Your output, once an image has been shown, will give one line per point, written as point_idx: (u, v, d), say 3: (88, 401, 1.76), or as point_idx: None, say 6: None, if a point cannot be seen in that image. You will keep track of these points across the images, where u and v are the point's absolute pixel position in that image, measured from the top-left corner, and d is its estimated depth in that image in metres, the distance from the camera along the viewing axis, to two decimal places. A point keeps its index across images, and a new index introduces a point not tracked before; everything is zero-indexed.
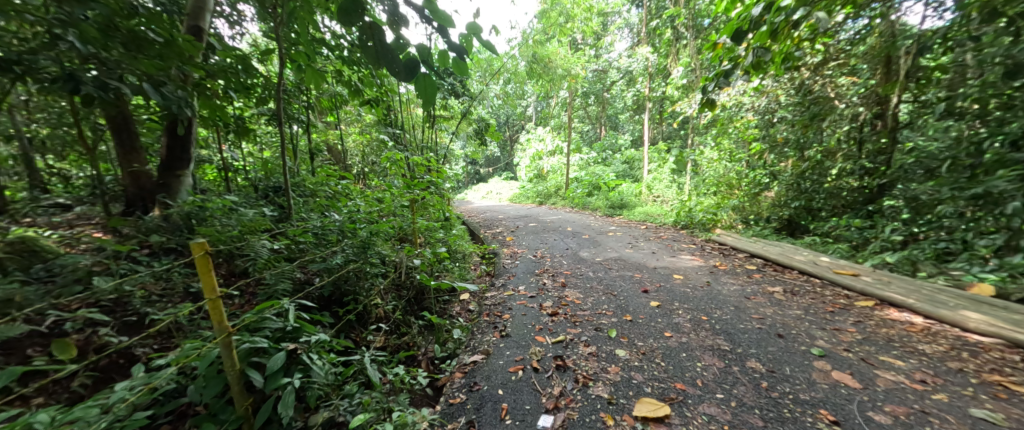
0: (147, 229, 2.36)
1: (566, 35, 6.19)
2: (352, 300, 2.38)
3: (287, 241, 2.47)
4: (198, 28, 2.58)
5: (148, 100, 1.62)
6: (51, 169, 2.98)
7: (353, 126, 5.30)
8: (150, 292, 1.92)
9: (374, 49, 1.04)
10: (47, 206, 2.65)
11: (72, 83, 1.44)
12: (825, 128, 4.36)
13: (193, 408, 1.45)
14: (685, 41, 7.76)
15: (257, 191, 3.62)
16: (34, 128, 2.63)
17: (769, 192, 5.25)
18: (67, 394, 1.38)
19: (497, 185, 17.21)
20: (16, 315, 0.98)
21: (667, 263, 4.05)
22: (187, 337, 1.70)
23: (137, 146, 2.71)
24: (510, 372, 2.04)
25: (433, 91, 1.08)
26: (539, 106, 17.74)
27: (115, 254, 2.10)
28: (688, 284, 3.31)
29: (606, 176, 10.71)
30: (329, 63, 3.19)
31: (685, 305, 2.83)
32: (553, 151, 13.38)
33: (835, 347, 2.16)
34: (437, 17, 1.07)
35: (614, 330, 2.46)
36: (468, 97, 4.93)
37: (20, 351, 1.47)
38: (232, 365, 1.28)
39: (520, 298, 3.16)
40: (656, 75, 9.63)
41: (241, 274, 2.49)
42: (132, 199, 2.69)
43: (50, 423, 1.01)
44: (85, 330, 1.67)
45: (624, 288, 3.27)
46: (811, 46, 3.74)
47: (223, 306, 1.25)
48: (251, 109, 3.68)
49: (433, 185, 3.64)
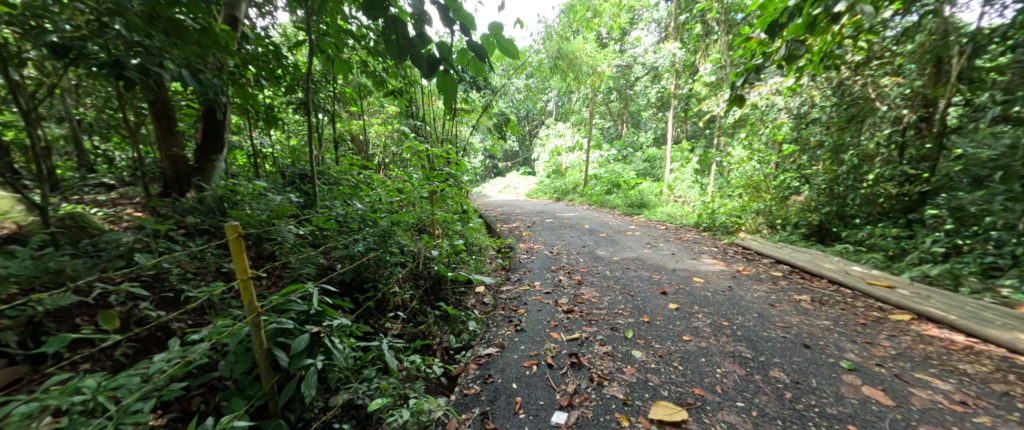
0: (182, 210, 2.49)
1: (592, 29, 6.14)
2: (372, 288, 2.45)
3: (312, 227, 2.55)
4: (234, 17, 2.69)
5: (187, 85, 1.69)
6: (97, 150, 3.17)
7: (377, 117, 5.41)
8: (185, 270, 2.02)
9: (397, 44, 1.02)
10: (92, 184, 2.81)
11: (117, 69, 1.51)
12: (864, 131, 4.14)
13: (223, 382, 1.54)
14: (715, 37, 7.54)
15: (285, 177, 3.75)
16: (83, 110, 2.79)
17: (798, 196, 5.04)
18: (111, 362, 1.49)
19: (515, 180, 17.22)
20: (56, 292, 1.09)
21: (688, 266, 3.95)
22: (218, 314, 1.78)
23: (175, 131, 2.83)
24: (525, 367, 2.05)
25: (451, 90, 1.11)
26: (560, 101, 17.61)
27: (155, 232, 2.23)
28: (708, 288, 3.23)
29: (626, 175, 10.58)
30: (355, 54, 3.26)
31: (706, 308, 2.77)
32: (573, 147, 13.25)
33: (866, 361, 2.07)
34: (459, 18, 1.00)
35: (630, 331, 2.42)
36: (490, 91, 4.94)
37: (70, 319, 1.60)
38: (259, 343, 1.33)
39: (535, 294, 3.16)
40: (683, 71, 9.39)
41: (268, 257, 2.60)
42: (169, 181, 2.84)
43: (95, 388, 1.09)
44: (127, 303, 1.78)
45: (641, 288, 3.22)
46: (853, 42, 3.54)
47: (253, 287, 1.30)
48: (280, 98, 3.79)
49: (452, 177, 3.67)
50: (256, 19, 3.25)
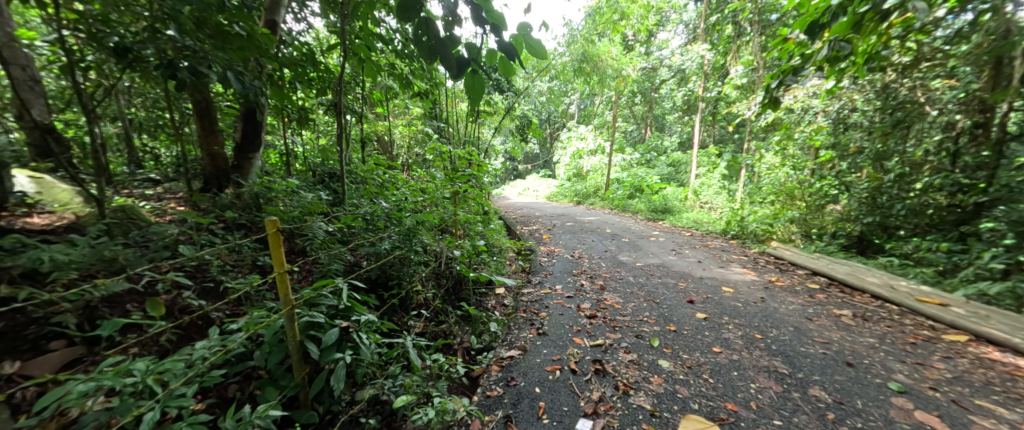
0: (222, 205, 2.62)
1: (618, 32, 6.06)
2: (396, 285, 2.49)
3: (341, 224, 2.62)
4: (274, 22, 2.81)
5: (230, 86, 1.78)
6: (145, 148, 3.38)
7: (402, 118, 5.52)
8: (225, 262, 2.13)
9: (428, 45, 1.02)
10: (140, 179, 2.99)
11: (171, 70, 1.61)
12: (910, 137, 3.89)
13: (257, 372, 1.60)
14: (747, 38, 7.29)
15: (315, 175, 3.88)
16: (134, 110, 2.99)
17: (836, 205, 4.78)
18: (157, 347, 1.58)
19: (535, 182, 17.19)
20: (111, 279, 1.18)
21: (716, 274, 3.81)
22: (254, 305, 1.86)
23: (216, 130, 2.98)
24: (548, 371, 2.03)
25: (479, 91, 1.06)
26: (583, 104, 17.44)
27: (197, 226, 2.35)
28: (739, 298, 3.10)
29: (649, 179, 10.36)
30: (384, 57, 3.34)
31: (736, 319, 2.66)
32: (594, 150, 13.10)
33: (919, 384, 1.92)
34: (492, 18, 0.99)
35: (656, 340, 2.36)
36: (513, 93, 4.95)
37: (122, 304, 1.71)
38: (293, 335, 1.37)
39: (556, 297, 3.12)
40: (712, 74, 9.12)
41: (299, 252, 2.69)
42: (210, 177, 2.99)
43: (144, 371, 1.16)
44: (172, 291, 1.89)
45: (666, 296, 3.13)
46: (899, 43, 3.34)
47: (288, 280, 1.34)
48: (312, 100, 3.93)
49: (474, 178, 3.69)
50: (292, 24, 3.38)
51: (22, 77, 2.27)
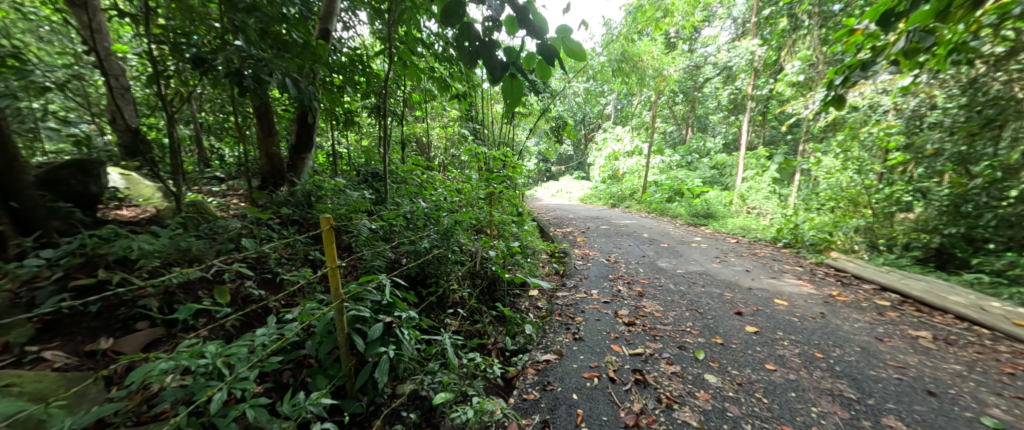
0: (278, 202, 2.81)
1: (661, 29, 5.85)
2: (434, 283, 2.55)
3: (383, 223, 2.72)
4: (327, 31, 2.98)
5: (288, 91, 1.90)
6: (212, 149, 3.71)
7: (439, 120, 5.66)
8: (280, 255, 2.28)
9: (469, 48, 1.00)
10: (209, 178, 3.28)
11: (237, 78, 1.74)
12: (1005, 138, 3.43)
13: (308, 360, 1.70)
14: (804, 31, 6.76)
15: (359, 175, 4.06)
16: (205, 114, 3.28)
17: (909, 213, 4.30)
18: (223, 331, 1.73)
19: (568, 184, 16.99)
20: (187, 269, 1.30)
21: (766, 285, 3.56)
22: (306, 297, 1.98)
23: (273, 132, 3.20)
24: (585, 378, 1.98)
25: (517, 95, 1.02)
26: (620, 104, 16.99)
27: (257, 221, 2.54)
28: (794, 312, 2.88)
29: (690, 182, 9.89)
30: (426, 60, 3.43)
31: (792, 335, 2.46)
32: (631, 152, 12.72)
33: (1020, 421, 1.68)
34: (535, 20, 0.95)
35: (701, 352, 2.24)
36: (549, 94, 4.91)
37: (194, 291, 1.89)
38: (342, 328, 1.44)
39: (592, 302, 3.06)
40: (763, 71, 8.55)
41: (344, 248, 2.82)
42: (268, 176, 3.22)
43: (214, 354, 1.26)
44: (235, 280, 2.06)
45: (711, 306, 2.97)
46: (994, 32, 2.94)
47: (339, 275, 1.40)
48: (358, 103, 4.13)
49: (509, 179, 3.69)
50: (342, 32, 3.57)
51: (116, 86, 2.57)
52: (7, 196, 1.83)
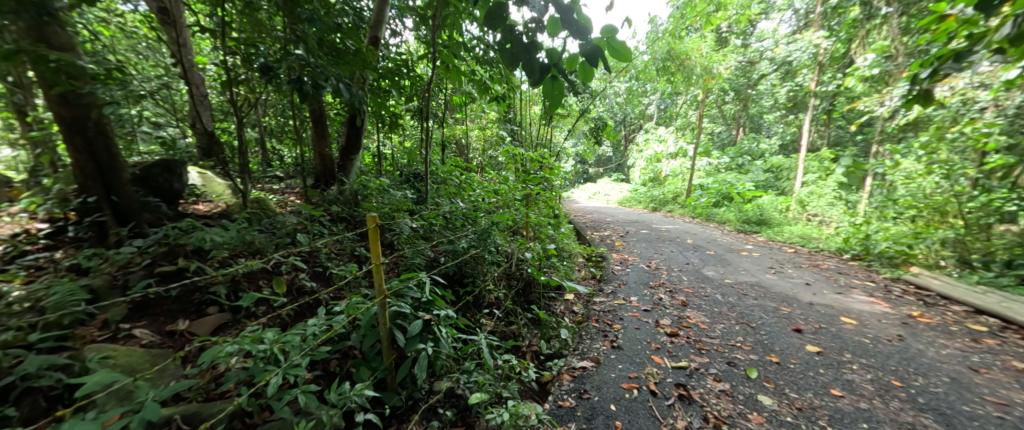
0: (329, 200, 2.99)
1: (711, 24, 5.52)
2: (471, 283, 2.58)
3: (423, 222, 2.80)
4: (376, 38, 3.14)
5: (341, 96, 2.01)
6: (273, 150, 4.02)
7: (478, 122, 5.74)
8: (330, 251, 2.42)
9: (511, 51, 0.98)
10: (270, 176, 3.57)
11: (298, 84, 1.88)
12: None
13: (353, 351, 1.79)
14: (880, 20, 6.07)
15: (401, 175, 4.22)
16: (268, 118, 3.57)
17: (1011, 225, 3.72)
18: (279, 319, 1.86)
19: (606, 186, 16.56)
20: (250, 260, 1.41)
21: (830, 300, 3.23)
22: (352, 291, 2.08)
23: (326, 134, 3.41)
24: (624, 388, 1.91)
25: (558, 97, 1.00)
26: (663, 104, 16.27)
27: (310, 217, 2.72)
28: (864, 333, 2.59)
29: (740, 186, 9.25)
30: (467, 64, 3.50)
31: (861, 359, 2.21)
32: (675, 154, 12.16)
33: None
34: (579, 21, 0.91)
35: (753, 370, 2.07)
36: (589, 95, 4.81)
37: (256, 281, 2.06)
38: (384, 323, 1.49)
39: (631, 309, 2.94)
40: (829, 65, 7.80)
41: (386, 245, 2.94)
42: (320, 175, 3.44)
43: (271, 341, 1.36)
44: (291, 272, 2.22)
45: (765, 321, 2.74)
46: None
47: (383, 272, 1.45)
48: (402, 106, 4.29)
49: (546, 181, 3.65)
50: (389, 38, 3.73)
51: (197, 93, 2.88)
52: (110, 191, 2.11)
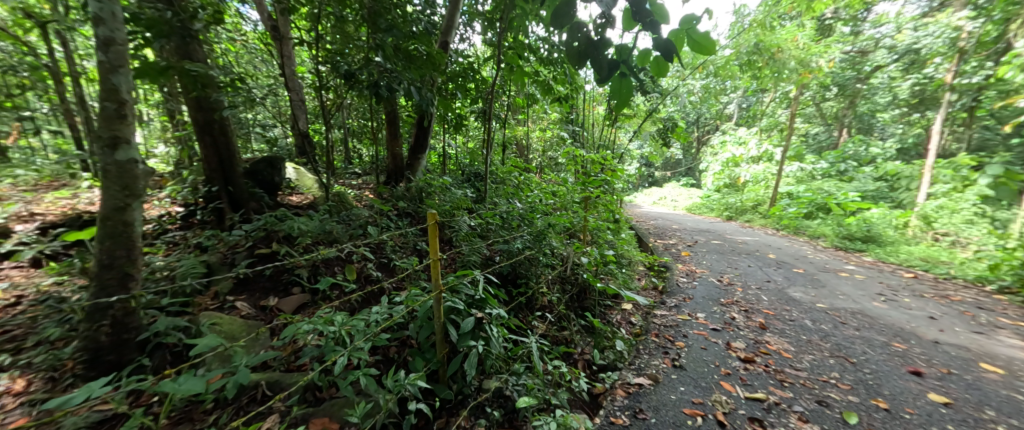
0: (397, 196, 3.20)
1: (812, 9, 4.82)
2: (524, 284, 2.57)
3: (481, 221, 2.85)
4: (446, 43, 3.27)
5: (411, 98, 2.13)
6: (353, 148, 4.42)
7: (539, 122, 5.71)
8: (395, 243, 2.58)
9: (577, 48, 0.90)
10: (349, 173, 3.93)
11: (375, 89, 2.03)
12: None
13: (410, 340, 1.88)
14: None
15: (462, 174, 4.36)
16: (350, 120, 3.93)
17: None
18: (348, 304, 2.03)
19: (675, 191, 15.45)
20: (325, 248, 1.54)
21: (964, 341, 2.62)
22: (412, 283, 2.19)
23: (398, 134, 3.65)
24: (686, 414, 1.74)
25: (625, 96, 0.91)
26: (747, 102, 14.69)
27: (380, 212, 2.92)
28: (1014, 386, 2.05)
29: (840, 196, 7.98)
30: (531, 65, 3.49)
31: (1011, 420, 1.75)
32: (758, 157, 10.91)
33: None
34: (654, 11, 0.82)
35: (853, 414, 1.75)
36: (659, 93, 4.49)
37: (332, 266, 2.27)
38: (439, 317, 1.53)
39: (697, 327, 2.68)
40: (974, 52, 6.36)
41: (446, 241, 3.05)
42: (391, 173, 3.69)
43: (339, 323, 1.48)
44: (361, 261, 2.40)
45: (870, 357, 2.31)
46: None
47: (440, 267, 1.49)
48: (466, 108, 4.43)
49: (607, 184, 3.50)
50: (458, 43, 3.88)
51: (296, 99, 3.28)
52: (228, 182, 2.50)
